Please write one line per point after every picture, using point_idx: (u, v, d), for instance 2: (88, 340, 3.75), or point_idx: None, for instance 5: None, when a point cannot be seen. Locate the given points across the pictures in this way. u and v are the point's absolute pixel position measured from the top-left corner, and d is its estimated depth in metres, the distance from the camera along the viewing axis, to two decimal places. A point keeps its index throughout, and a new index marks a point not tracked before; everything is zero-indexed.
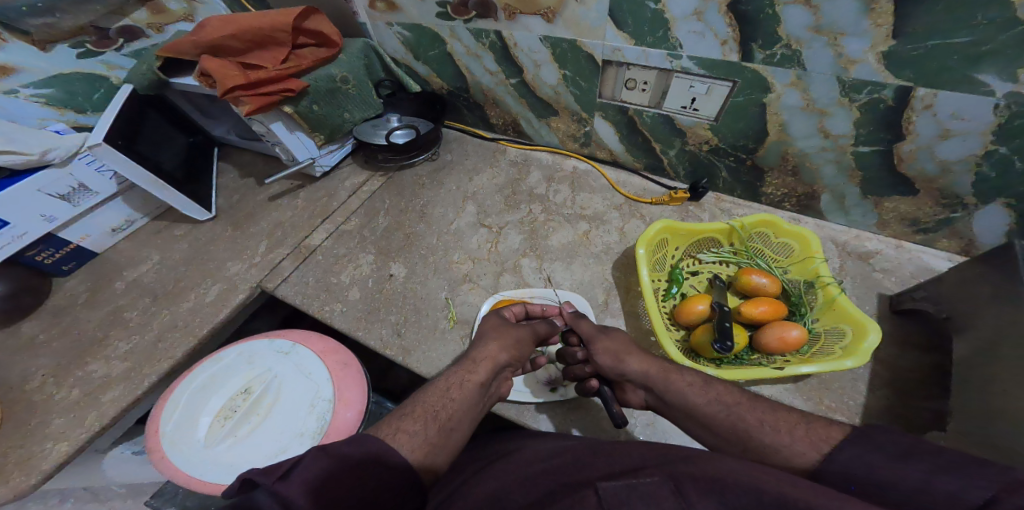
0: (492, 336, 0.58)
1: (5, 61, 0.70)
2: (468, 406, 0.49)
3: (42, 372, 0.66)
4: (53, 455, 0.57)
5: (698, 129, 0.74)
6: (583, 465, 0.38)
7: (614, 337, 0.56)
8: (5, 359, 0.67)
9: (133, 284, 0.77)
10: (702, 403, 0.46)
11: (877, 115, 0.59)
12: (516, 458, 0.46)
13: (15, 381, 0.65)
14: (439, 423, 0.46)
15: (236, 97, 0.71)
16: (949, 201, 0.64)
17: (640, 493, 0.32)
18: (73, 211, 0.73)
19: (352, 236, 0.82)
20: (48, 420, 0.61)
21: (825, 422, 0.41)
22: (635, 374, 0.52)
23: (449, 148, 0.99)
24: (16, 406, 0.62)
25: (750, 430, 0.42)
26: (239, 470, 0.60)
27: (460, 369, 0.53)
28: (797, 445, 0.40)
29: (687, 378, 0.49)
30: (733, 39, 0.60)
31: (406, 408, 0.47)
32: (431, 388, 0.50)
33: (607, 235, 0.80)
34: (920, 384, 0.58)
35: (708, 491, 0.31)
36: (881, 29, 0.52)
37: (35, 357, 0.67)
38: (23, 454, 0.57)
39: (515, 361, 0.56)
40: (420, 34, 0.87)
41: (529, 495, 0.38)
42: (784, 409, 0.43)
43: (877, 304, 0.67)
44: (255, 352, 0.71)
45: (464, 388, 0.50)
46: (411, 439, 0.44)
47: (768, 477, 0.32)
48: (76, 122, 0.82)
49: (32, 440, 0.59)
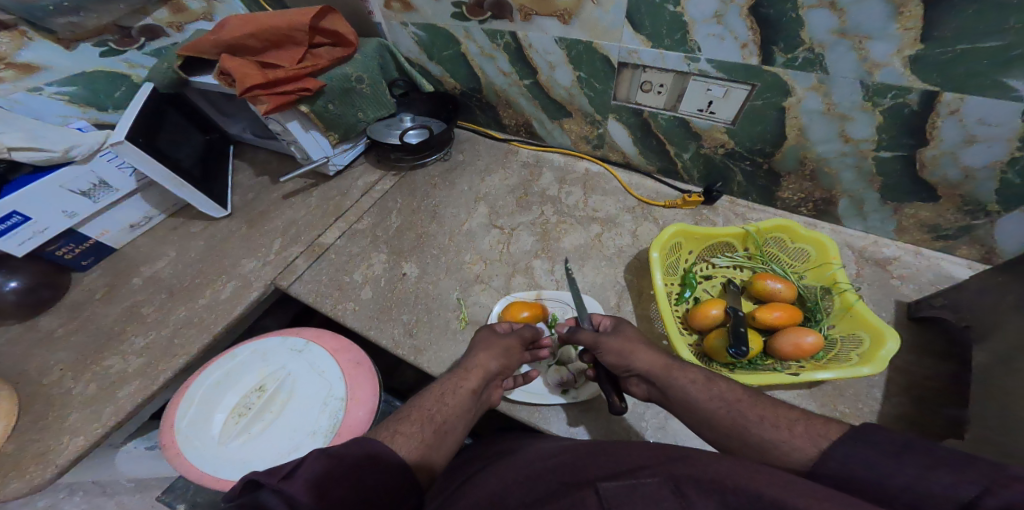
0: (502, 341, 0.58)
1: (31, 59, 0.71)
2: (463, 410, 0.49)
3: (60, 366, 0.67)
4: (70, 448, 0.58)
5: (715, 132, 0.73)
6: (584, 462, 0.38)
7: (622, 336, 0.56)
8: (25, 352, 0.68)
9: (150, 280, 0.78)
10: (704, 400, 0.46)
11: (900, 118, 0.58)
12: (517, 458, 0.46)
13: (32, 376, 0.66)
14: (434, 426, 0.46)
15: (255, 96, 0.72)
16: (971, 208, 0.63)
17: (639, 493, 0.31)
18: (93, 207, 0.74)
19: (364, 235, 0.83)
20: (65, 414, 0.62)
21: (823, 421, 0.40)
22: (639, 372, 0.52)
23: (462, 148, 0.99)
24: (35, 400, 0.63)
25: (750, 426, 0.42)
26: (252, 468, 0.60)
27: (453, 377, 0.53)
28: (796, 440, 0.39)
29: (691, 375, 0.49)
30: (754, 42, 0.60)
31: (402, 412, 0.48)
32: (427, 393, 0.51)
33: (620, 238, 0.79)
34: (939, 393, 0.57)
35: (707, 492, 0.31)
36: (908, 33, 0.51)
37: (53, 352, 0.69)
38: (40, 448, 0.58)
39: (505, 370, 0.56)
40: (434, 35, 0.87)
41: (528, 495, 0.37)
42: (787, 408, 0.43)
43: (894, 311, 0.66)
44: (268, 349, 0.71)
45: (457, 394, 0.50)
46: (408, 440, 0.44)
47: (770, 479, 0.31)
48: (97, 120, 0.85)
49: (48, 434, 0.60)
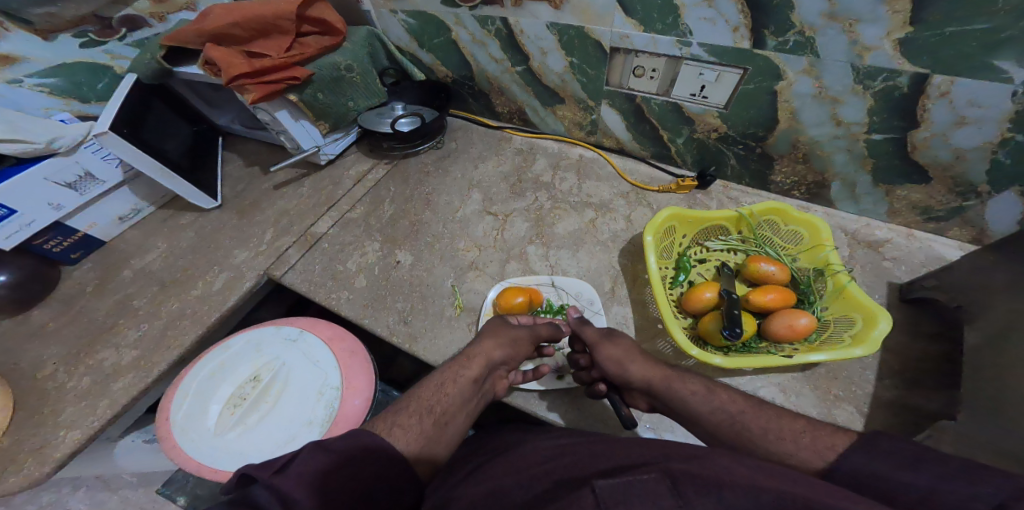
0: (492, 333, 0.58)
1: (8, 50, 0.70)
2: (462, 400, 0.50)
3: (52, 360, 0.67)
4: (66, 443, 0.59)
5: (708, 117, 0.73)
6: (582, 462, 0.39)
7: (621, 344, 0.57)
8: (17, 347, 0.69)
9: (141, 272, 0.78)
10: (706, 411, 0.48)
11: (891, 102, 0.58)
12: (515, 457, 0.46)
13: (26, 370, 0.66)
14: (434, 417, 0.47)
15: (241, 85, 0.71)
16: (962, 189, 0.63)
17: (637, 489, 0.31)
18: (80, 200, 0.74)
19: (357, 224, 0.83)
20: (60, 409, 0.62)
21: (831, 431, 0.41)
22: (636, 380, 0.54)
23: (454, 136, 0.98)
24: (28, 395, 0.63)
25: (755, 439, 0.43)
26: (249, 458, 0.61)
27: (454, 365, 0.54)
28: (802, 452, 0.40)
29: (690, 386, 0.50)
30: (745, 26, 0.59)
31: (400, 404, 0.48)
32: (427, 383, 0.51)
33: (614, 223, 0.79)
34: (930, 374, 0.59)
35: (704, 489, 0.31)
36: (897, 16, 0.51)
37: (45, 345, 0.69)
38: (36, 442, 0.59)
39: (511, 360, 0.57)
40: (424, 22, 0.86)
41: (526, 494, 0.37)
42: (789, 417, 0.44)
43: (887, 293, 0.67)
44: (262, 339, 0.72)
45: (458, 384, 0.51)
46: (407, 433, 0.45)
47: (770, 478, 0.32)
48: (81, 112, 0.83)
49: (44, 428, 0.60)
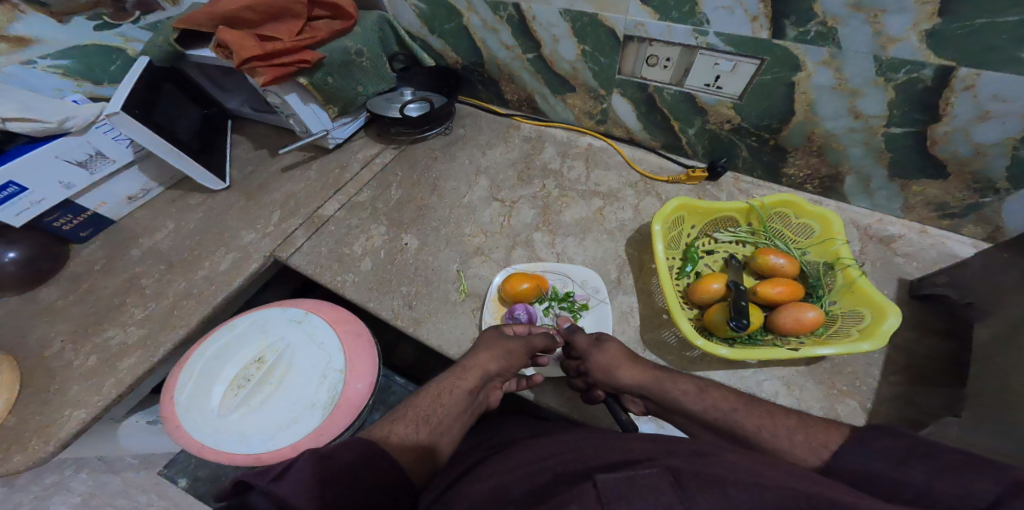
0: (484, 344, 0.58)
1: (25, 33, 0.71)
2: (457, 411, 0.51)
3: (60, 338, 0.69)
4: (72, 422, 0.60)
5: (721, 107, 0.72)
6: (584, 457, 0.40)
7: (608, 350, 0.56)
8: (26, 322, 0.71)
9: (149, 252, 0.80)
10: (699, 410, 0.48)
11: (913, 95, 0.57)
12: (514, 455, 0.47)
13: (33, 347, 0.68)
14: (429, 427, 0.49)
15: (252, 68, 0.71)
16: (980, 186, 0.62)
17: (639, 485, 0.32)
18: (91, 179, 0.75)
19: (364, 208, 0.83)
20: (67, 387, 0.64)
21: (826, 426, 0.42)
22: (629, 386, 0.54)
23: (463, 123, 0.98)
24: (36, 372, 0.65)
25: (749, 435, 0.44)
26: (251, 439, 0.63)
27: (451, 375, 0.55)
28: (798, 450, 0.41)
29: (682, 386, 0.51)
30: (764, 15, 0.58)
31: (398, 412, 0.50)
32: (423, 393, 0.53)
33: (622, 212, 0.79)
34: (937, 371, 0.59)
35: (707, 486, 0.31)
36: (925, 7, 0.50)
37: (54, 322, 0.71)
38: (44, 419, 0.61)
39: (505, 372, 0.57)
40: (436, 6, 0.85)
41: (528, 487, 0.39)
42: (782, 414, 0.45)
43: (896, 289, 0.67)
44: (268, 320, 0.74)
45: (453, 395, 0.52)
46: (404, 439, 0.47)
47: (773, 474, 0.32)
48: (93, 94, 0.83)
49: (52, 405, 0.62)
